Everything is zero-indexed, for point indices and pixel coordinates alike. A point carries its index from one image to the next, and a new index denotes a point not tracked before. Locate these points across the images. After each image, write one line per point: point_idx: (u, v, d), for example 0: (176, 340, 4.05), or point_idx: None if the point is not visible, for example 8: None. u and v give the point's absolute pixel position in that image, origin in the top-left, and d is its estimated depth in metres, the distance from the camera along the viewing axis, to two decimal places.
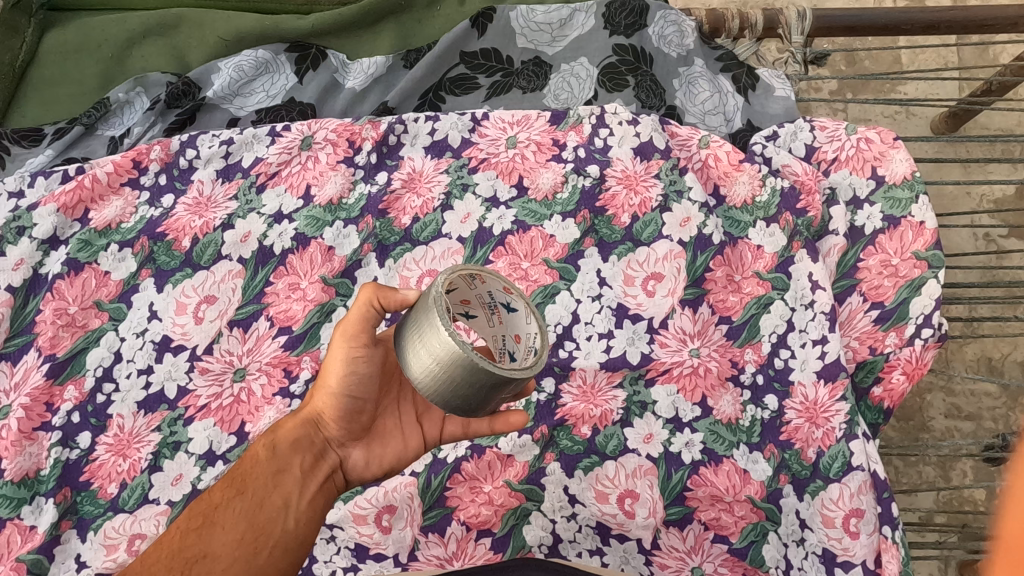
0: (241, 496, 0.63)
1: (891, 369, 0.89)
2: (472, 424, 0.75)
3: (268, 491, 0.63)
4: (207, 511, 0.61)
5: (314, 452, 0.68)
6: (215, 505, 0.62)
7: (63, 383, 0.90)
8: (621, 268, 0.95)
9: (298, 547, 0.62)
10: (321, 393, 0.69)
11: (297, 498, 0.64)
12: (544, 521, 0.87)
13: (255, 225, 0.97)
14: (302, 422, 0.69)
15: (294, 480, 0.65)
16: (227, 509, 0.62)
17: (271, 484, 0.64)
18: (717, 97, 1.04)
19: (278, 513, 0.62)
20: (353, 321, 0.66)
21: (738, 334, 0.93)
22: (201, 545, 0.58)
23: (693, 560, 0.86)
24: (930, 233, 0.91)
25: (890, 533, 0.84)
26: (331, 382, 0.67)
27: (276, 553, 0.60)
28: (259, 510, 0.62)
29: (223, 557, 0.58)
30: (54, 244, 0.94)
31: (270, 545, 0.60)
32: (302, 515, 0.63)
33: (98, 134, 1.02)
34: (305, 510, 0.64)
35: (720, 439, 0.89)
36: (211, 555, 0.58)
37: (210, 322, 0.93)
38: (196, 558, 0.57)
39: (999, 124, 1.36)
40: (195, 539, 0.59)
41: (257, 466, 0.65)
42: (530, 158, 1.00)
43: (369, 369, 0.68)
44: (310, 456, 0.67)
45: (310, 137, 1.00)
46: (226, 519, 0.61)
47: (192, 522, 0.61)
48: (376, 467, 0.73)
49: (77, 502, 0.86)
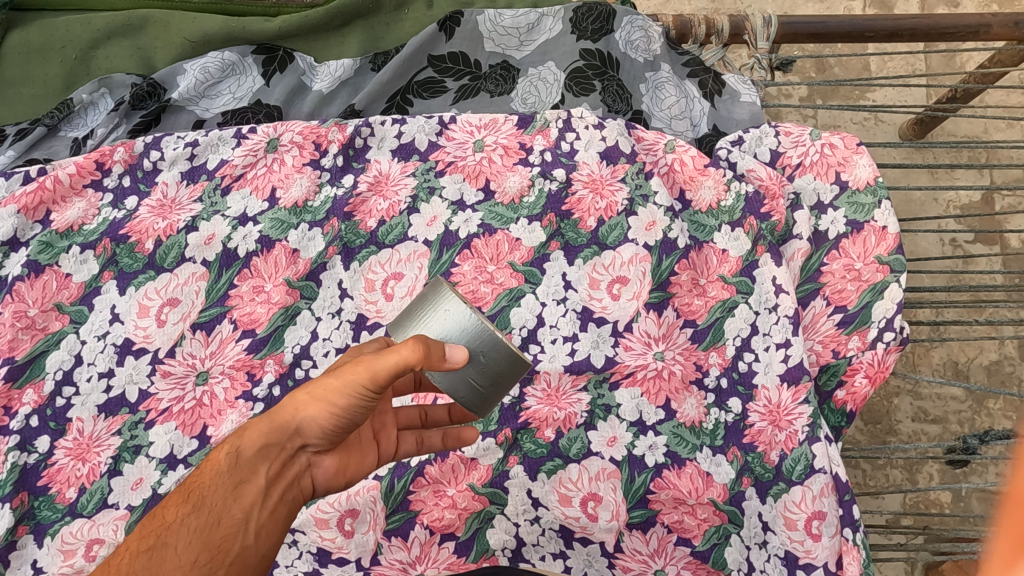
0: (196, 512, 0.57)
1: (854, 373, 0.90)
2: (425, 444, 0.81)
3: (227, 505, 0.58)
4: (156, 530, 0.56)
5: (282, 460, 0.64)
6: (165, 525, 0.57)
7: (22, 386, 0.89)
8: (587, 272, 0.96)
9: (255, 564, 0.58)
10: (312, 402, 0.64)
11: (259, 513, 0.60)
12: (507, 524, 0.88)
13: (219, 227, 0.96)
14: (276, 426, 0.64)
15: (258, 493, 0.60)
16: (179, 527, 0.56)
17: (232, 497, 0.59)
18: (683, 102, 1.05)
19: (236, 530, 0.58)
20: (384, 370, 0.60)
21: (703, 337, 0.93)
22: (152, 564, 0.53)
23: (656, 563, 0.87)
24: (893, 238, 0.92)
25: (851, 535, 0.84)
26: (337, 399, 0.63)
27: (232, 573, 0.57)
28: (215, 526, 0.57)
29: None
30: (14, 246, 0.94)
31: (227, 566, 0.56)
32: (263, 528, 0.60)
33: (62, 135, 1.02)
34: (266, 522, 0.60)
35: (683, 442, 0.89)
36: (163, 575, 0.53)
37: (172, 325, 0.92)
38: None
39: (965, 131, 1.37)
40: (144, 559, 0.54)
41: (215, 478, 0.60)
42: (497, 162, 1.00)
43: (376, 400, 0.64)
44: (277, 463, 0.63)
45: (275, 139, 0.99)
46: (178, 538, 0.55)
47: (141, 545, 0.55)
48: (339, 481, 0.70)
49: (34, 508, 0.85)
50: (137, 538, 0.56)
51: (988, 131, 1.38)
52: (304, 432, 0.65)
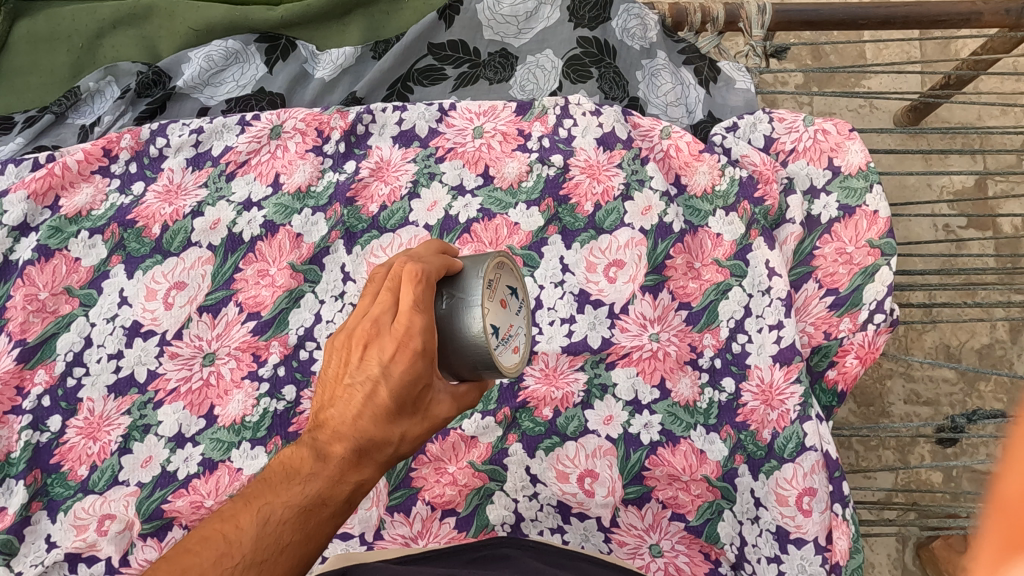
0: (305, 536, 0.55)
1: (845, 354, 0.92)
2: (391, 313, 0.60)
3: (324, 535, 0.56)
4: (270, 534, 0.53)
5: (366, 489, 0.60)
6: (279, 535, 0.53)
7: (34, 367, 0.91)
8: (584, 255, 0.98)
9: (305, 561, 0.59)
10: (410, 442, 0.59)
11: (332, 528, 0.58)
12: (506, 500, 0.90)
13: (224, 213, 0.98)
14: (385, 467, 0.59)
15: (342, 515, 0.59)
16: (291, 548, 0.54)
17: (330, 527, 0.56)
18: (679, 88, 1.07)
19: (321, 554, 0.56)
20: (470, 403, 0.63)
21: (698, 319, 0.95)
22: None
23: (651, 538, 0.89)
24: (884, 222, 0.94)
25: (841, 510, 0.87)
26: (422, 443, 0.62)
27: None
28: (313, 553, 0.56)
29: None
30: (24, 231, 0.96)
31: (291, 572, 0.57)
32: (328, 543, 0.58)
33: (69, 123, 1.04)
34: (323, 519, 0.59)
35: (677, 420, 0.92)
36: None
37: (179, 308, 0.95)
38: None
39: (959, 118, 1.39)
40: (256, 571, 0.52)
41: (326, 503, 0.56)
42: (496, 148, 1.02)
43: None
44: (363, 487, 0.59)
45: (279, 126, 1.01)
46: (288, 560, 0.53)
47: (254, 553, 0.52)
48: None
49: (47, 484, 0.88)
50: (248, 527, 0.53)
51: (982, 118, 1.39)
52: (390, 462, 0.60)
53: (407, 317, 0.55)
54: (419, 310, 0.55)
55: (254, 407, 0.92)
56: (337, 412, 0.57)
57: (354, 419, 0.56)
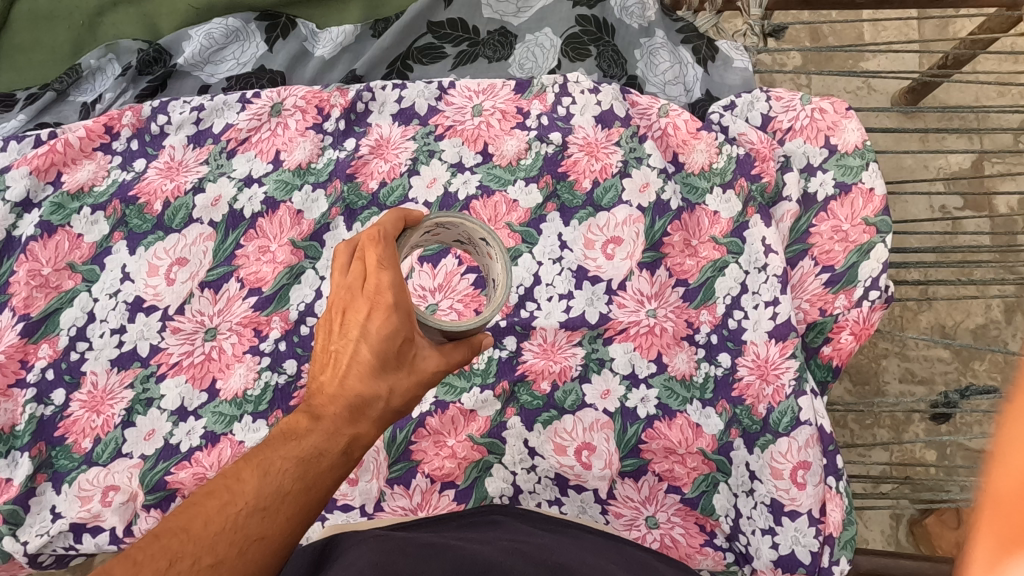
0: (306, 483, 0.54)
1: (840, 330, 0.93)
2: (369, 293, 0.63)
3: (325, 484, 0.56)
4: (271, 482, 0.53)
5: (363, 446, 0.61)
6: (280, 483, 0.53)
7: (38, 342, 0.92)
8: (582, 232, 0.98)
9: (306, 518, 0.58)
10: (401, 397, 0.61)
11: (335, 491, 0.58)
12: (504, 473, 0.92)
13: (225, 189, 0.99)
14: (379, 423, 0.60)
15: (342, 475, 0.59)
16: (293, 494, 0.53)
17: (329, 476, 0.56)
18: (677, 67, 1.08)
19: (323, 503, 0.56)
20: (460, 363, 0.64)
21: (694, 296, 0.96)
22: (264, 526, 0.51)
23: (647, 510, 0.91)
24: (880, 200, 0.94)
25: (835, 483, 0.88)
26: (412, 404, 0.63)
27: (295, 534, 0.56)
28: (315, 506, 0.55)
29: (279, 545, 0.52)
30: (27, 207, 0.97)
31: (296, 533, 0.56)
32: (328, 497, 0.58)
33: (71, 100, 1.05)
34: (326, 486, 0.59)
35: (674, 395, 0.93)
36: (269, 538, 0.51)
37: (182, 284, 0.95)
38: (256, 540, 0.51)
39: (957, 99, 1.39)
40: (259, 516, 0.51)
41: (323, 454, 0.56)
42: (495, 126, 1.03)
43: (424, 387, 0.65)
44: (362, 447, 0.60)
45: (279, 103, 1.02)
46: (290, 507, 0.53)
47: (258, 499, 0.52)
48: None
49: (52, 457, 0.90)
50: (248, 479, 0.53)
51: (980, 99, 1.40)
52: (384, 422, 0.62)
53: (376, 274, 0.58)
54: (385, 266, 0.58)
55: (255, 381, 0.93)
56: (327, 377, 0.59)
57: (343, 377, 0.59)
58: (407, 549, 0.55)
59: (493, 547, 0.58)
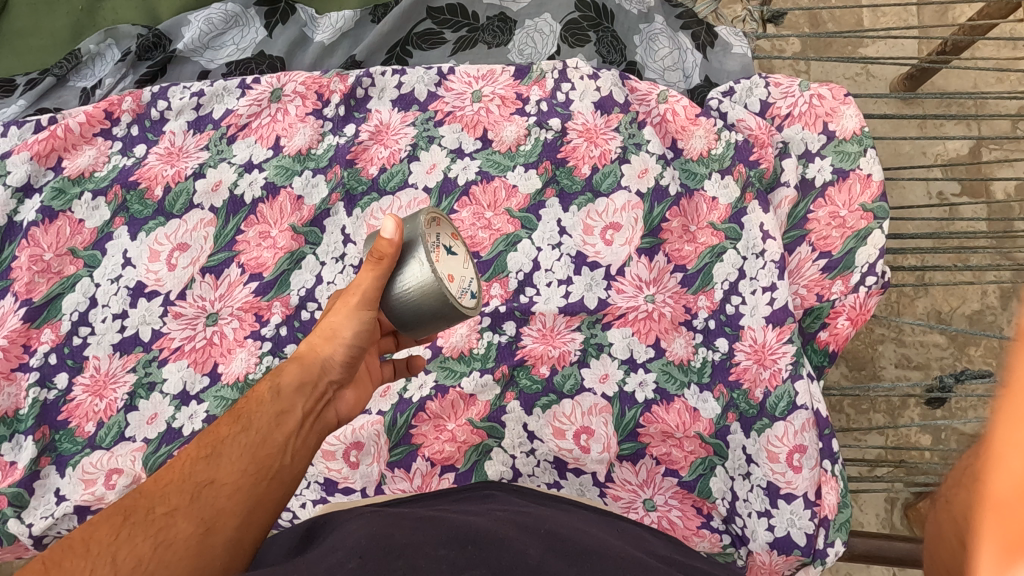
0: (247, 430, 0.58)
1: (837, 315, 0.93)
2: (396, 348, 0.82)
3: (271, 429, 0.59)
4: (211, 441, 0.57)
5: (316, 398, 0.64)
6: (220, 438, 0.57)
7: (40, 326, 0.93)
8: (581, 218, 0.99)
9: (292, 486, 0.59)
10: (326, 341, 0.67)
11: (298, 439, 0.60)
12: (504, 456, 0.93)
13: (226, 174, 0.99)
14: (306, 365, 0.65)
15: (296, 421, 0.61)
16: (232, 442, 0.57)
17: (274, 423, 0.59)
18: (676, 53, 1.08)
19: (279, 450, 0.58)
20: (370, 289, 0.65)
21: (692, 281, 0.97)
22: (210, 470, 0.54)
23: (645, 493, 0.92)
24: (877, 185, 0.95)
25: (830, 466, 0.88)
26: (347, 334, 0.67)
27: (275, 487, 0.56)
28: (259, 442, 0.57)
29: (230, 484, 0.53)
30: (28, 192, 0.97)
31: (270, 479, 0.56)
32: (299, 452, 0.59)
33: (71, 86, 1.05)
34: (301, 449, 0.60)
35: (672, 379, 0.94)
36: (220, 480, 0.53)
37: (183, 269, 0.96)
38: (204, 483, 0.53)
39: (956, 86, 1.40)
40: (203, 466, 0.54)
41: (260, 405, 0.60)
42: (494, 112, 1.03)
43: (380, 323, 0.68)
44: (314, 399, 0.64)
45: (279, 89, 1.02)
46: (232, 451, 0.56)
47: (197, 450, 0.56)
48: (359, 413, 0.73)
49: (55, 440, 0.90)
50: (189, 448, 0.56)
51: (978, 86, 1.40)
52: (331, 369, 0.67)
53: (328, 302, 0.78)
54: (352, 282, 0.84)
55: (256, 365, 0.93)
56: None
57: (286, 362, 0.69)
58: (407, 520, 0.55)
59: (492, 519, 0.58)
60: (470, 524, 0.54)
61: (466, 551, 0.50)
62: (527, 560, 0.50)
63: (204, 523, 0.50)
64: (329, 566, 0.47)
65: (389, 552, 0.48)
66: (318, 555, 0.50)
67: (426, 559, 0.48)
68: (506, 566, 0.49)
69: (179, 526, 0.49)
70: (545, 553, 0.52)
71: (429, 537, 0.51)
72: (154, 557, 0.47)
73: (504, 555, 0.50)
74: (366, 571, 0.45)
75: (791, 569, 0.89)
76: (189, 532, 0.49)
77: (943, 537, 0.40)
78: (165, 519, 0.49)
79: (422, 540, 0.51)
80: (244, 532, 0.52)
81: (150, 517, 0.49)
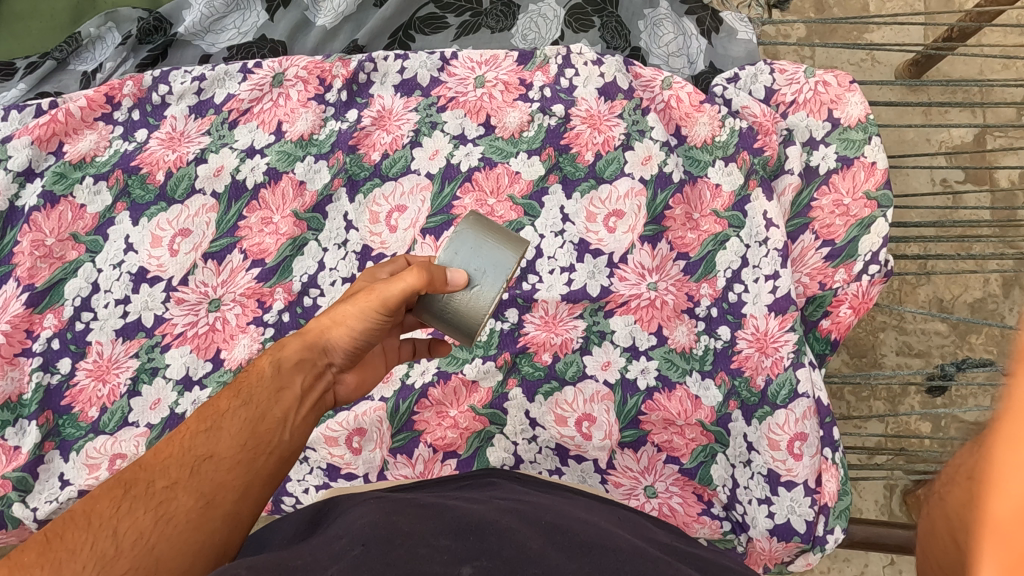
0: (247, 404, 0.57)
1: (839, 304, 0.93)
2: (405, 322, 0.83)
3: (271, 403, 0.58)
4: (211, 413, 0.56)
5: (314, 375, 0.65)
6: (220, 410, 0.56)
7: (43, 312, 0.93)
8: (584, 205, 0.99)
9: (291, 460, 0.58)
10: (334, 325, 0.66)
11: (297, 415, 0.59)
12: (506, 443, 0.93)
13: (228, 159, 0.99)
14: (307, 343, 0.65)
15: (295, 397, 0.60)
16: (232, 415, 0.56)
17: (273, 396, 0.59)
18: (681, 39, 1.07)
19: (279, 424, 0.57)
20: (394, 295, 0.65)
21: (695, 269, 0.96)
22: (209, 444, 0.53)
23: (646, 479, 0.92)
24: (882, 173, 0.95)
25: (830, 454, 0.88)
26: (355, 324, 0.66)
27: (273, 462, 0.55)
28: (257, 418, 0.57)
29: (230, 459, 0.53)
30: (30, 176, 0.97)
31: (268, 453, 0.55)
32: (298, 428, 0.59)
33: (71, 69, 1.05)
34: (301, 424, 0.60)
35: (674, 367, 0.94)
36: (220, 455, 0.52)
37: (185, 254, 0.96)
38: (204, 457, 0.52)
39: (961, 73, 1.39)
40: (203, 439, 0.53)
41: (261, 379, 0.60)
42: (497, 98, 1.02)
43: (391, 322, 0.68)
44: (312, 376, 0.64)
45: (281, 74, 1.01)
46: (232, 424, 0.55)
47: (196, 422, 0.55)
48: (358, 394, 0.73)
49: (59, 425, 0.91)
50: (189, 419, 0.55)
51: (984, 72, 1.39)
52: (332, 351, 0.67)
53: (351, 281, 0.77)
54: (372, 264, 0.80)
55: (259, 351, 0.93)
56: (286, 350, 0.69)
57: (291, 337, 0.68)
58: (410, 505, 0.56)
59: (494, 509, 0.58)
60: (473, 513, 0.55)
61: (468, 542, 0.50)
62: (530, 551, 0.50)
63: (205, 496, 0.50)
64: (331, 554, 0.48)
65: (392, 540, 0.48)
66: (322, 543, 0.51)
67: (428, 549, 0.48)
68: (509, 556, 0.49)
69: (180, 500, 0.49)
70: (546, 545, 0.52)
71: (432, 526, 0.51)
72: (155, 531, 0.47)
73: (505, 545, 0.50)
74: (368, 560, 0.46)
75: (791, 555, 0.90)
76: (189, 506, 0.49)
77: (937, 534, 0.39)
78: (165, 493, 0.49)
79: (424, 531, 0.51)
80: (242, 505, 0.52)
81: (151, 490, 0.49)
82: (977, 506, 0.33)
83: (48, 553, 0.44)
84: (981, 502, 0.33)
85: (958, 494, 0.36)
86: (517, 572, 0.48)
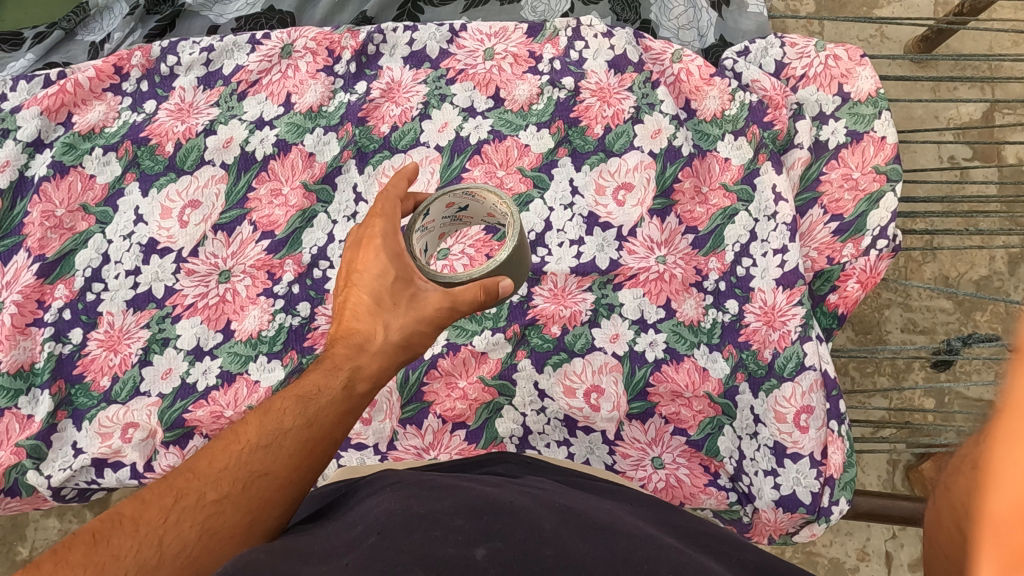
0: (311, 424, 0.58)
1: (847, 278, 0.93)
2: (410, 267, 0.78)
3: (333, 425, 0.59)
4: (275, 427, 0.57)
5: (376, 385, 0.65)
6: (285, 426, 0.57)
7: (53, 282, 0.93)
8: (593, 178, 0.99)
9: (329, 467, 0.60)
10: (402, 343, 0.66)
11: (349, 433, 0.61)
12: (514, 414, 0.94)
13: (237, 131, 0.99)
14: (376, 354, 0.65)
15: (353, 417, 0.62)
16: (295, 435, 0.57)
17: (337, 418, 0.60)
18: (692, 12, 1.06)
19: (332, 446, 0.59)
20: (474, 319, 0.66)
21: (704, 243, 0.96)
22: (267, 461, 0.55)
23: (654, 451, 0.93)
24: (891, 148, 0.95)
25: (837, 427, 0.89)
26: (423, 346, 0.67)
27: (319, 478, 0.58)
28: (318, 440, 0.58)
29: (283, 480, 0.55)
30: (38, 147, 0.97)
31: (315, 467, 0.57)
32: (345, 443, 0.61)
33: (78, 40, 1.04)
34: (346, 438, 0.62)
35: (682, 339, 0.94)
36: (274, 473, 0.54)
37: (194, 226, 0.96)
38: (259, 474, 0.54)
39: (971, 49, 1.38)
40: (261, 455, 0.55)
41: (327, 393, 0.60)
42: (506, 70, 1.02)
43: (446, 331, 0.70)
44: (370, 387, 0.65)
45: (289, 45, 1.01)
46: (292, 444, 0.56)
47: (259, 437, 0.56)
48: None
49: (71, 394, 0.91)
50: (250, 429, 0.56)
51: (994, 48, 1.38)
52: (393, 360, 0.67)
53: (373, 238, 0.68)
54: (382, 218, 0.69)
55: (270, 322, 0.94)
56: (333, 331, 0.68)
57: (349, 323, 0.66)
58: (424, 487, 0.56)
59: (508, 490, 0.59)
60: (487, 493, 0.55)
61: (482, 523, 0.50)
62: (542, 532, 0.50)
63: (252, 512, 0.52)
64: (348, 539, 0.48)
65: (406, 524, 0.49)
66: (339, 527, 0.51)
67: (442, 531, 0.49)
68: (522, 538, 0.49)
69: (228, 514, 0.51)
70: (559, 526, 0.52)
71: (445, 508, 0.52)
72: (199, 544, 0.49)
73: (519, 526, 0.51)
74: (384, 546, 0.46)
75: (797, 526, 0.90)
76: (236, 522, 0.51)
77: (942, 524, 0.40)
78: (214, 505, 0.51)
79: (437, 513, 0.51)
80: (282, 519, 0.55)
81: (201, 503, 0.51)
82: (977, 502, 0.34)
83: (94, 555, 0.45)
84: (977, 500, 0.34)
85: (961, 486, 0.37)
86: (530, 554, 0.48)
